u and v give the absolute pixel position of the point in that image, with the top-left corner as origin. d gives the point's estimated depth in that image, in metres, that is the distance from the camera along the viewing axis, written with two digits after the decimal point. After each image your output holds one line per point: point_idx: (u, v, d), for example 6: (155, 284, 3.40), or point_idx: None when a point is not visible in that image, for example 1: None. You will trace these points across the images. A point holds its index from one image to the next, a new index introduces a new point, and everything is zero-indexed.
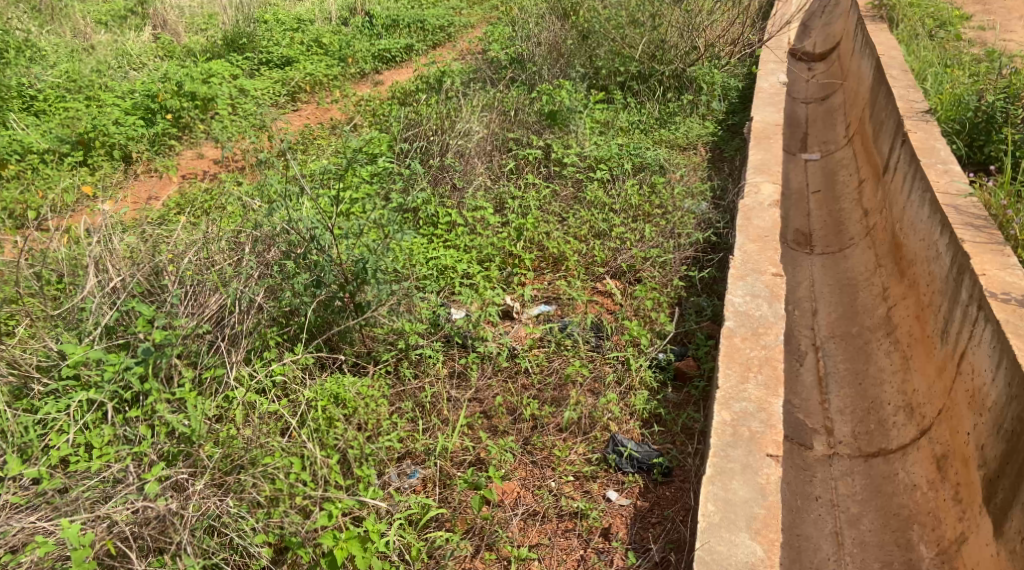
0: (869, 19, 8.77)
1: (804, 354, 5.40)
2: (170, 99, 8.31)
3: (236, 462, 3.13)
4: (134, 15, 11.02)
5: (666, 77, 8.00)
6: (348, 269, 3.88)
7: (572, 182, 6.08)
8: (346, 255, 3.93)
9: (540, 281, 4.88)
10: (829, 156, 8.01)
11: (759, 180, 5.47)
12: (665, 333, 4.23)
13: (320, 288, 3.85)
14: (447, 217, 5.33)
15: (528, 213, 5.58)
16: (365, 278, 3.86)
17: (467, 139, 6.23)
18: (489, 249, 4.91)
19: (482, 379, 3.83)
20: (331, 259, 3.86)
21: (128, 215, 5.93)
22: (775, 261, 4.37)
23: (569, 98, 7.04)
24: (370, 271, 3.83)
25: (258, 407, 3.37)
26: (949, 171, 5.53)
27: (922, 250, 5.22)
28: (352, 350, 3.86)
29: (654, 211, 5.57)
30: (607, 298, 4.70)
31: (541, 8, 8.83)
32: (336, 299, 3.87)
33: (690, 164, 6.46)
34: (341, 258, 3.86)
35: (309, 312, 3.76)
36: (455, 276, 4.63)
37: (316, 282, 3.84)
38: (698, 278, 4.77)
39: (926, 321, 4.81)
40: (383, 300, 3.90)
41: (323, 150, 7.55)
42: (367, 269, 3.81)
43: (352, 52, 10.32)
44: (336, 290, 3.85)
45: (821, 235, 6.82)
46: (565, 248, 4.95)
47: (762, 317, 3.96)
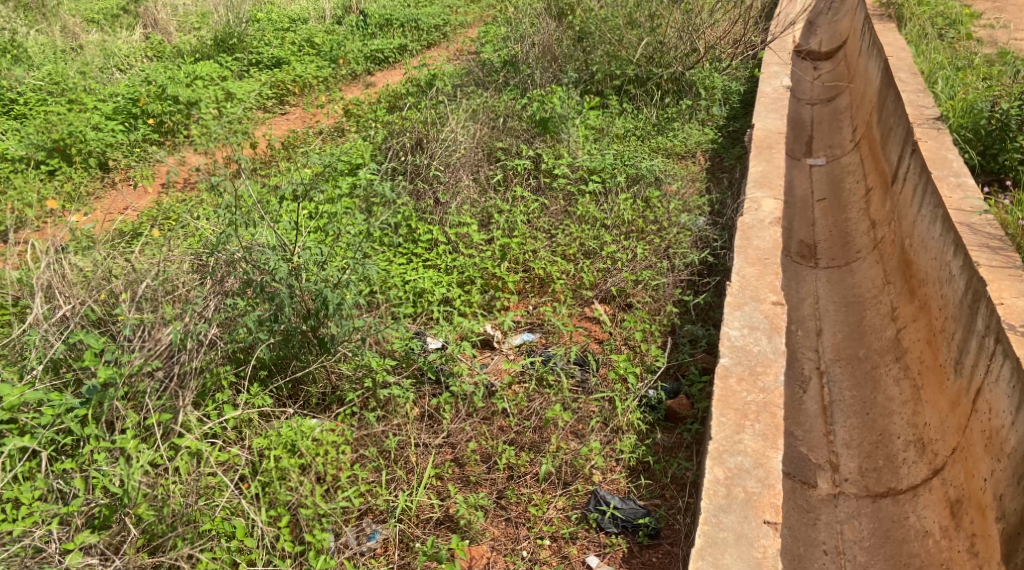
0: (877, 17, 8.42)
1: (807, 380, 5.07)
2: (152, 103, 8.02)
3: (166, 535, 2.83)
4: (124, 13, 10.73)
5: (664, 80, 7.66)
6: (310, 298, 3.52)
7: (563, 195, 5.76)
8: (307, 285, 3.55)
9: (524, 306, 4.60)
10: (834, 162, 7.68)
11: (760, 195, 5.14)
12: (656, 368, 3.92)
13: (278, 322, 3.48)
14: (428, 232, 5.12)
15: (515, 230, 5.28)
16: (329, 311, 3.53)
17: (453, 149, 5.92)
18: (471, 270, 4.61)
19: (456, 421, 3.53)
20: (290, 291, 3.49)
21: (97, 230, 5.67)
22: (775, 288, 4.06)
23: (562, 104, 6.73)
24: (332, 304, 3.47)
25: (205, 458, 3.04)
26: (962, 186, 5.23)
27: (934, 270, 4.90)
28: (316, 388, 3.55)
29: (648, 227, 5.28)
30: (594, 325, 4.42)
31: (536, 8, 8.50)
32: (297, 336, 3.51)
33: (688, 174, 6.13)
34: (302, 289, 3.51)
35: (263, 351, 3.39)
36: (432, 301, 4.38)
37: (274, 315, 3.47)
38: (692, 303, 4.45)
39: (939, 348, 4.50)
40: (348, 334, 3.56)
41: (307, 157, 7.25)
42: (328, 302, 3.45)
43: (344, 53, 10.01)
44: (296, 324, 3.49)
45: (825, 246, 6.49)
46: (552, 270, 4.66)
47: (760, 353, 3.65)
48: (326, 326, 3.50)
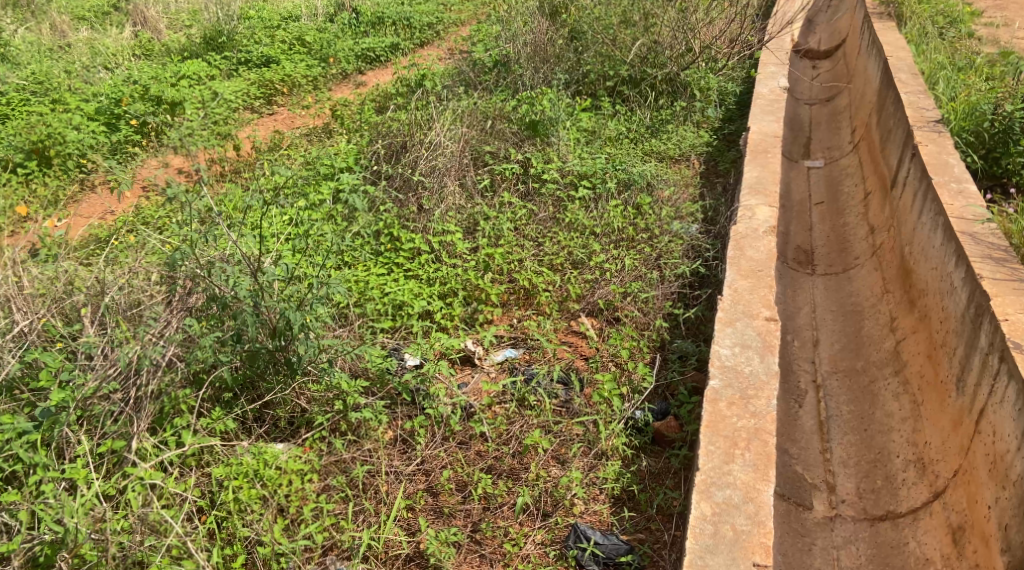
0: (876, 17, 8.25)
1: (803, 393, 4.89)
2: (135, 104, 7.85)
3: None
4: (114, 11, 10.58)
5: (658, 82, 7.47)
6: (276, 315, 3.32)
7: (551, 201, 5.58)
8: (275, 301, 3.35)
9: (507, 320, 4.45)
10: (832, 164, 7.51)
11: (754, 202, 4.97)
12: (642, 388, 3.73)
13: (241, 342, 3.28)
14: (410, 241, 4.96)
15: (501, 238, 5.11)
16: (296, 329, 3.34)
17: (439, 153, 5.73)
18: (453, 281, 4.45)
19: (430, 447, 3.38)
20: (255, 309, 3.28)
21: (71, 237, 5.49)
22: (769, 303, 3.88)
23: (553, 106, 6.55)
24: (299, 322, 3.27)
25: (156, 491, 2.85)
26: (964, 192, 5.05)
27: (935, 280, 4.73)
28: (284, 409, 3.37)
29: (638, 236, 5.11)
30: (580, 340, 4.26)
31: (529, 6, 8.30)
32: (262, 355, 3.30)
33: (681, 180, 5.95)
34: (269, 308, 3.32)
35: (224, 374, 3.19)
36: (412, 314, 4.22)
37: (236, 335, 3.26)
38: (682, 317, 4.27)
39: (940, 363, 4.33)
40: (316, 356, 3.38)
41: (292, 161, 7.08)
42: (291, 323, 3.24)
43: (334, 52, 9.81)
44: (261, 344, 3.30)
45: (822, 252, 6.32)
46: (537, 282, 4.49)
47: (752, 373, 3.47)
48: (290, 345, 3.30)
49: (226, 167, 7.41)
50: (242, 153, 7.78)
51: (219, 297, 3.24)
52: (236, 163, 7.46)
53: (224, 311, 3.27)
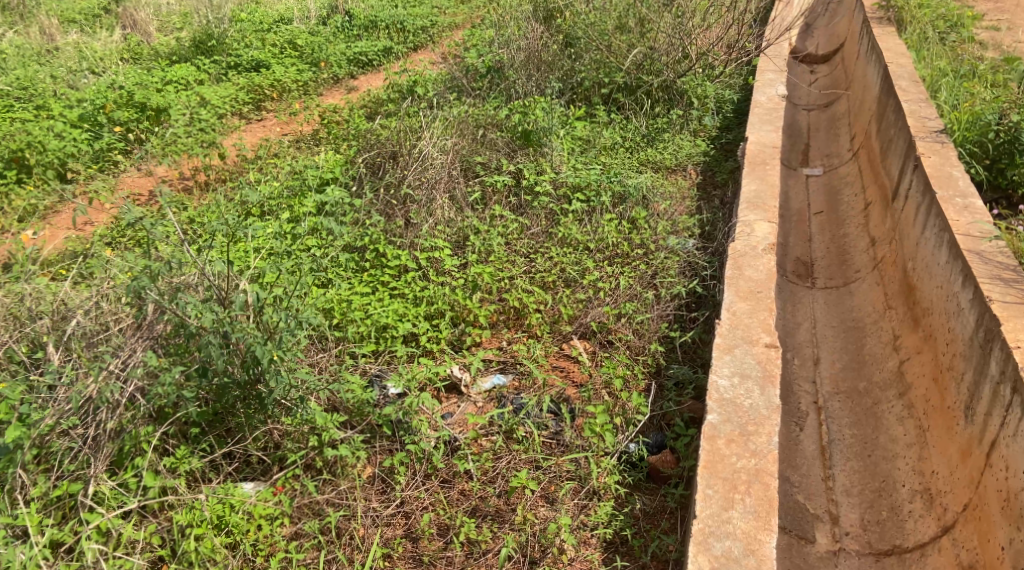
0: (876, 21, 8.07)
1: (804, 416, 4.73)
2: (119, 110, 7.66)
3: None
4: (104, 14, 10.38)
5: (654, 89, 7.28)
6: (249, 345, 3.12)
7: (544, 215, 5.39)
8: (247, 330, 3.15)
9: (496, 342, 4.27)
10: (832, 172, 7.33)
11: (753, 218, 4.79)
12: (636, 420, 3.55)
13: (207, 376, 3.05)
14: (397, 256, 4.76)
15: (492, 254, 4.93)
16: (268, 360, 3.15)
17: (427, 164, 5.54)
18: (440, 302, 4.26)
19: (410, 487, 3.23)
20: (223, 341, 3.06)
21: (46, 252, 5.31)
22: (769, 328, 3.71)
23: (546, 115, 6.36)
24: (270, 354, 3.07)
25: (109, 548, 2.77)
26: (970, 207, 4.89)
27: (941, 299, 4.57)
28: (256, 444, 3.20)
29: (633, 251, 4.93)
30: (572, 364, 4.09)
31: (523, 10, 8.12)
32: (232, 390, 3.12)
33: (678, 192, 5.77)
34: (240, 338, 3.12)
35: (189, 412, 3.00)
36: (397, 338, 4.06)
37: (203, 368, 3.03)
38: (679, 341, 4.09)
39: (948, 387, 4.16)
40: (286, 391, 3.18)
41: (279, 171, 6.90)
42: (260, 356, 3.04)
43: (325, 56, 9.61)
44: (229, 378, 3.10)
45: (822, 264, 6.14)
46: (527, 302, 4.30)
47: (752, 407, 3.31)
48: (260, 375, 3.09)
49: (212, 176, 7.23)
50: (228, 161, 7.58)
51: (185, 327, 3.04)
52: (221, 171, 7.27)
53: (192, 342, 3.08)
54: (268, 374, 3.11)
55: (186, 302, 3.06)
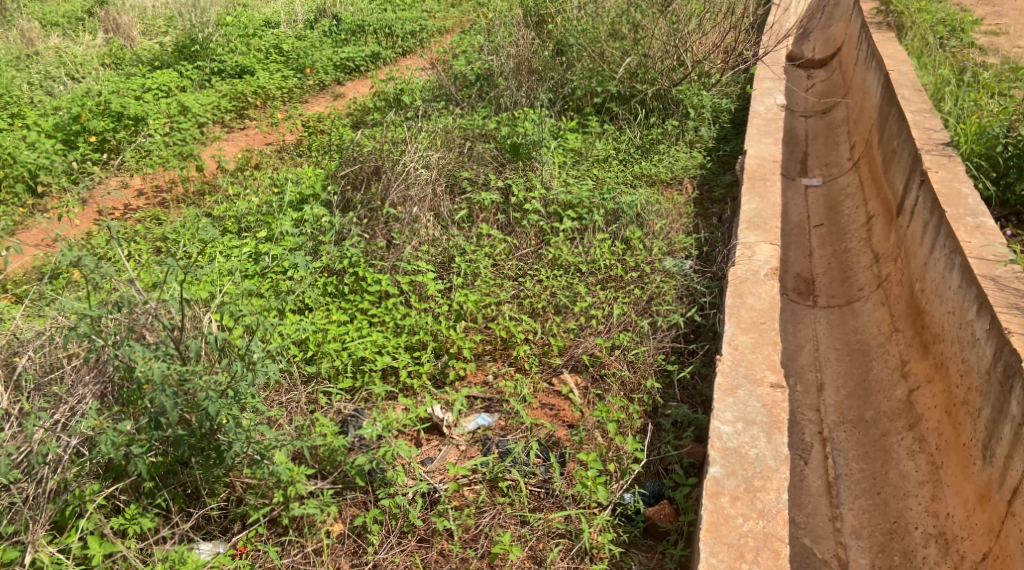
0: (874, 26, 7.83)
1: (809, 448, 4.51)
2: (94, 119, 7.35)
3: None
4: (88, 17, 10.07)
5: (648, 98, 7.03)
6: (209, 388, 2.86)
7: (534, 234, 5.13)
8: (204, 377, 2.88)
9: (481, 376, 4.01)
10: (831, 183, 7.08)
11: (753, 239, 4.55)
12: (631, 470, 3.26)
13: (160, 429, 2.79)
14: (376, 280, 4.49)
15: (478, 277, 4.67)
16: (226, 408, 2.88)
17: (411, 181, 5.29)
18: (422, 332, 4.01)
19: (385, 549, 2.98)
20: (177, 391, 2.79)
21: (9, 274, 5.03)
22: (773, 366, 3.47)
23: (537, 126, 6.09)
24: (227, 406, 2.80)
25: None
26: (982, 227, 4.65)
27: (952, 327, 4.35)
28: (215, 499, 2.99)
29: (627, 274, 4.68)
30: (563, 400, 3.84)
31: (514, 16, 7.86)
32: (187, 442, 2.87)
33: (674, 209, 5.53)
34: (196, 387, 2.83)
35: (138, 470, 2.76)
36: (374, 372, 3.82)
37: (154, 422, 2.77)
38: (677, 376, 3.85)
39: (961, 423, 3.99)
40: (248, 443, 2.91)
41: (258, 185, 6.62)
42: (215, 409, 2.76)
43: (311, 62, 9.31)
44: (183, 432, 2.82)
45: (824, 280, 5.88)
46: (515, 332, 4.07)
47: (757, 458, 3.09)
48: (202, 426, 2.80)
49: (190, 190, 6.97)
50: (207, 173, 7.31)
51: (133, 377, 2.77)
52: (199, 185, 7.00)
53: (143, 392, 2.81)
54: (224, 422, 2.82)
55: (134, 348, 2.79)
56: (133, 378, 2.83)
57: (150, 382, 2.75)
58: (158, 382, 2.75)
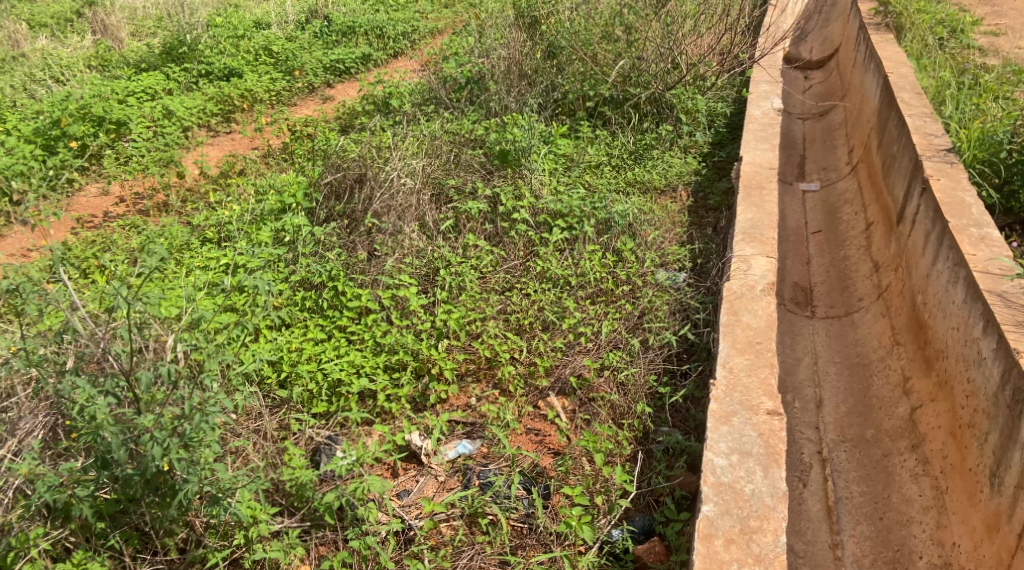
0: (873, 27, 7.64)
1: (807, 470, 4.34)
2: (75, 123, 7.13)
3: None
4: (77, 18, 9.87)
5: (642, 102, 6.85)
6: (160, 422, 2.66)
7: (522, 244, 4.95)
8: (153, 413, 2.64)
9: (464, 398, 3.84)
10: (829, 188, 6.90)
11: (749, 252, 4.37)
12: (615, 508, 3.08)
13: (107, 469, 2.63)
14: (356, 294, 4.29)
15: (464, 290, 4.49)
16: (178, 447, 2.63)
17: (394, 191, 5.10)
18: (402, 352, 3.84)
19: None
20: (123, 428, 2.61)
21: None
22: (771, 392, 3.31)
23: (526, 132, 5.89)
24: (176, 442, 2.60)
25: None
26: (986, 238, 4.47)
27: (956, 344, 4.17)
28: (173, 539, 2.81)
29: (619, 288, 4.50)
30: (547, 423, 3.68)
31: (505, 18, 7.67)
32: (138, 481, 2.65)
33: (668, 218, 5.35)
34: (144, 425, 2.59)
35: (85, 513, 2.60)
36: (351, 395, 3.65)
37: (100, 461, 2.62)
38: (669, 399, 3.67)
39: (967, 447, 3.83)
40: (202, 481, 2.71)
41: (241, 193, 6.42)
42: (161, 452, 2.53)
43: (299, 64, 9.08)
44: (131, 471, 2.63)
45: (822, 290, 5.70)
46: (499, 352, 3.91)
47: (753, 495, 2.93)
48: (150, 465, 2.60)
49: (171, 197, 6.76)
50: (189, 180, 7.09)
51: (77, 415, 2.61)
52: (182, 191, 6.81)
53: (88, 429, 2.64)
54: (170, 461, 2.60)
55: (75, 384, 2.63)
56: (77, 415, 2.67)
57: (98, 418, 2.56)
58: (107, 418, 2.56)
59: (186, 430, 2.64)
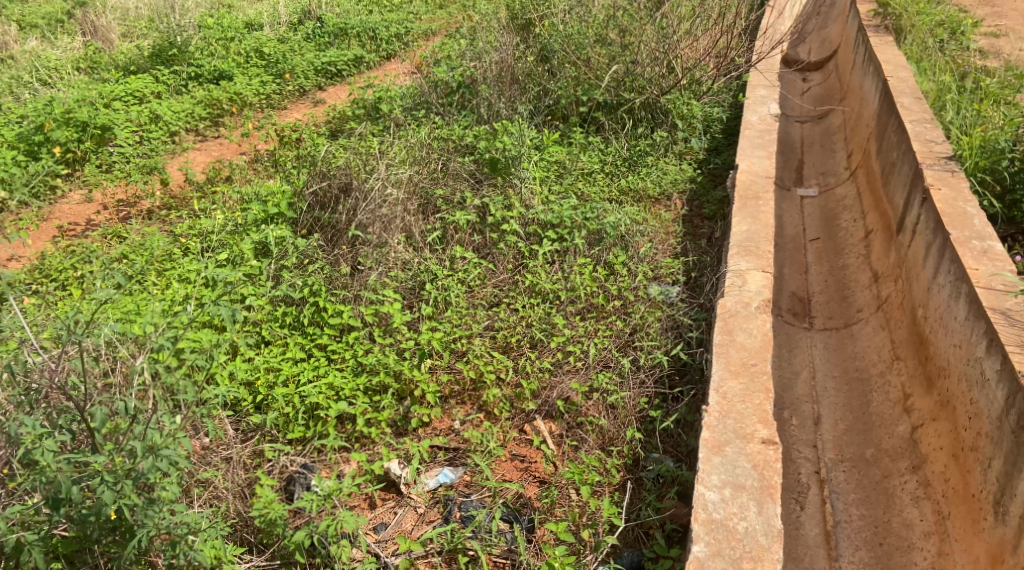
0: (872, 29, 7.49)
1: (805, 492, 4.21)
2: (58, 129, 6.94)
3: None
4: (67, 18, 9.66)
5: (636, 108, 6.69)
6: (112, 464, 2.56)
7: (511, 256, 4.79)
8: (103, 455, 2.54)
9: (448, 422, 3.71)
10: (828, 193, 6.74)
11: (744, 266, 4.23)
12: (602, 544, 2.97)
13: (60, 509, 2.49)
14: (337, 310, 4.12)
15: (450, 305, 4.33)
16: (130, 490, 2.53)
17: (379, 203, 4.89)
18: (382, 373, 3.69)
19: None
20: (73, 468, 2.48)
21: None
22: (767, 420, 3.25)
23: (517, 139, 5.74)
24: (129, 485, 2.51)
25: None
26: (989, 251, 4.33)
27: (958, 361, 4.03)
28: None
29: (611, 304, 4.34)
30: (533, 449, 3.58)
31: (499, 21, 7.51)
32: (93, 524, 2.55)
33: (661, 229, 5.21)
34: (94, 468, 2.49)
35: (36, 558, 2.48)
36: (329, 419, 3.51)
37: (52, 500, 2.47)
38: (660, 425, 3.58)
39: (970, 471, 3.72)
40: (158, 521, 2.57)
41: (226, 201, 6.25)
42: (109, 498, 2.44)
43: (290, 66, 8.88)
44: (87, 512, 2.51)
45: (820, 300, 5.55)
46: (484, 373, 3.78)
47: (747, 533, 2.88)
48: (109, 504, 2.47)
49: (155, 205, 6.58)
50: (172, 187, 6.89)
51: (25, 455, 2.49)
52: (166, 199, 6.64)
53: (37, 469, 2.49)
54: (122, 505, 2.51)
55: (21, 423, 2.49)
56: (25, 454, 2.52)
57: (42, 461, 2.47)
58: (50, 460, 2.48)
59: (140, 472, 2.51)
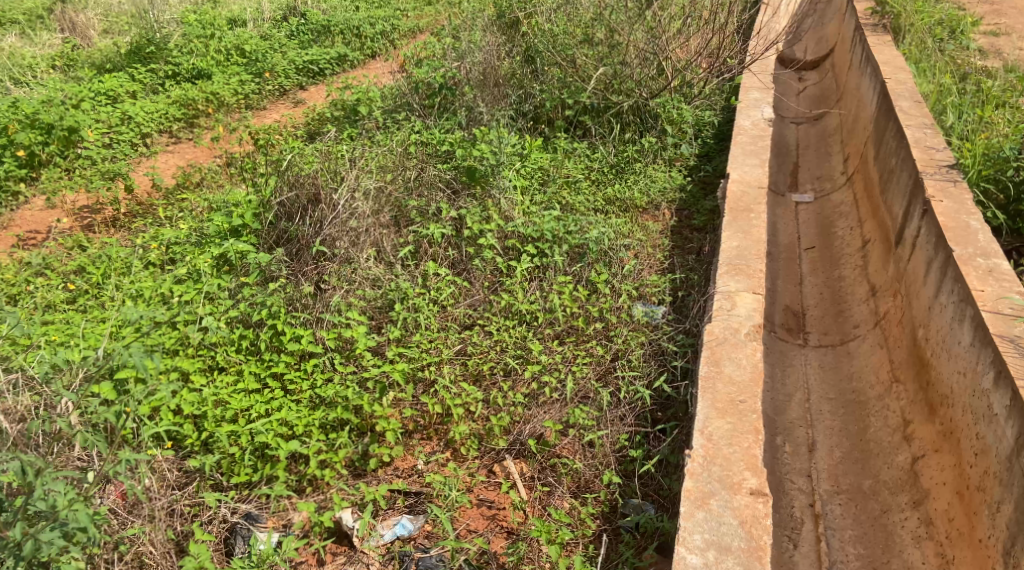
0: (870, 28, 7.18)
1: (799, 528, 3.93)
2: (22, 130, 6.58)
3: None
4: (46, 13, 9.25)
5: (625, 111, 6.40)
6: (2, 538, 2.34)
7: (488, 273, 4.49)
8: None
9: (410, 460, 3.48)
10: (823, 199, 6.45)
11: (733, 287, 3.96)
12: None
13: None
14: (296, 334, 3.79)
15: (420, 327, 4.04)
16: None
17: (348, 215, 4.59)
18: (338, 408, 3.42)
19: None
20: None
21: None
22: (754, 465, 3.05)
23: (498, 145, 5.42)
24: None
25: None
26: (995, 271, 4.05)
27: (963, 390, 3.75)
28: None
29: (592, 324, 4.06)
30: (501, 494, 3.37)
31: (484, 21, 7.17)
32: None
33: (648, 242, 4.93)
34: None
35: None
36: (278, 461, 3.27)
37: None
38: (639, 469, 3.39)
39: (976, 513, 3.47)
40: None
41: (194, 209, 5.90)
42: None
43: (269, 65, 8.49)
44: None
45: (815, 314, 5.26)
46: (451, 407, 3.52)
47: None
48: None
49: (121, 211, 6.22)
50: (140, 193, 6.52)
51: None
52: (132, 205, 6.28)
53: None
54: None
55: None
56: None
57: None
58: None
59: None
